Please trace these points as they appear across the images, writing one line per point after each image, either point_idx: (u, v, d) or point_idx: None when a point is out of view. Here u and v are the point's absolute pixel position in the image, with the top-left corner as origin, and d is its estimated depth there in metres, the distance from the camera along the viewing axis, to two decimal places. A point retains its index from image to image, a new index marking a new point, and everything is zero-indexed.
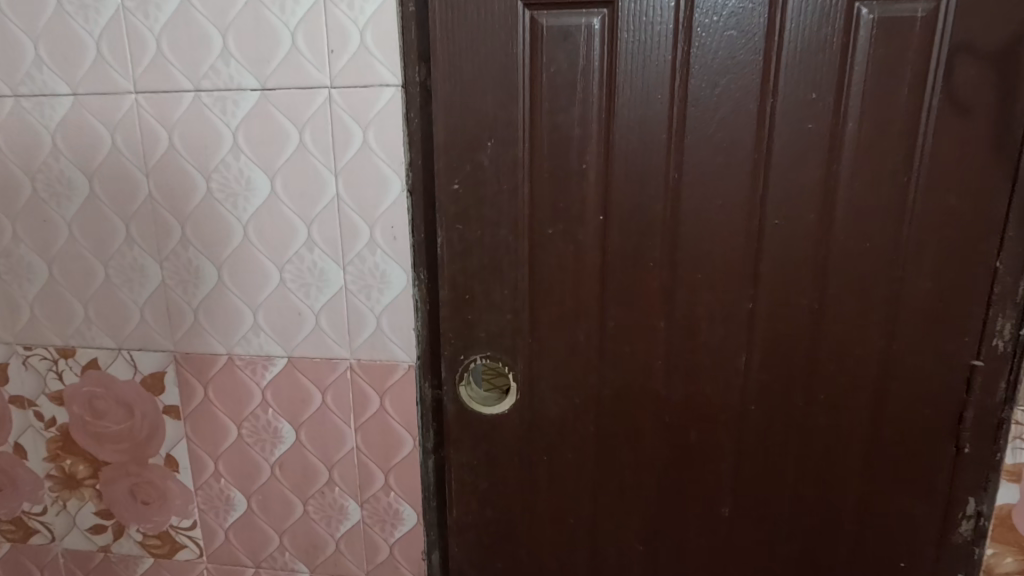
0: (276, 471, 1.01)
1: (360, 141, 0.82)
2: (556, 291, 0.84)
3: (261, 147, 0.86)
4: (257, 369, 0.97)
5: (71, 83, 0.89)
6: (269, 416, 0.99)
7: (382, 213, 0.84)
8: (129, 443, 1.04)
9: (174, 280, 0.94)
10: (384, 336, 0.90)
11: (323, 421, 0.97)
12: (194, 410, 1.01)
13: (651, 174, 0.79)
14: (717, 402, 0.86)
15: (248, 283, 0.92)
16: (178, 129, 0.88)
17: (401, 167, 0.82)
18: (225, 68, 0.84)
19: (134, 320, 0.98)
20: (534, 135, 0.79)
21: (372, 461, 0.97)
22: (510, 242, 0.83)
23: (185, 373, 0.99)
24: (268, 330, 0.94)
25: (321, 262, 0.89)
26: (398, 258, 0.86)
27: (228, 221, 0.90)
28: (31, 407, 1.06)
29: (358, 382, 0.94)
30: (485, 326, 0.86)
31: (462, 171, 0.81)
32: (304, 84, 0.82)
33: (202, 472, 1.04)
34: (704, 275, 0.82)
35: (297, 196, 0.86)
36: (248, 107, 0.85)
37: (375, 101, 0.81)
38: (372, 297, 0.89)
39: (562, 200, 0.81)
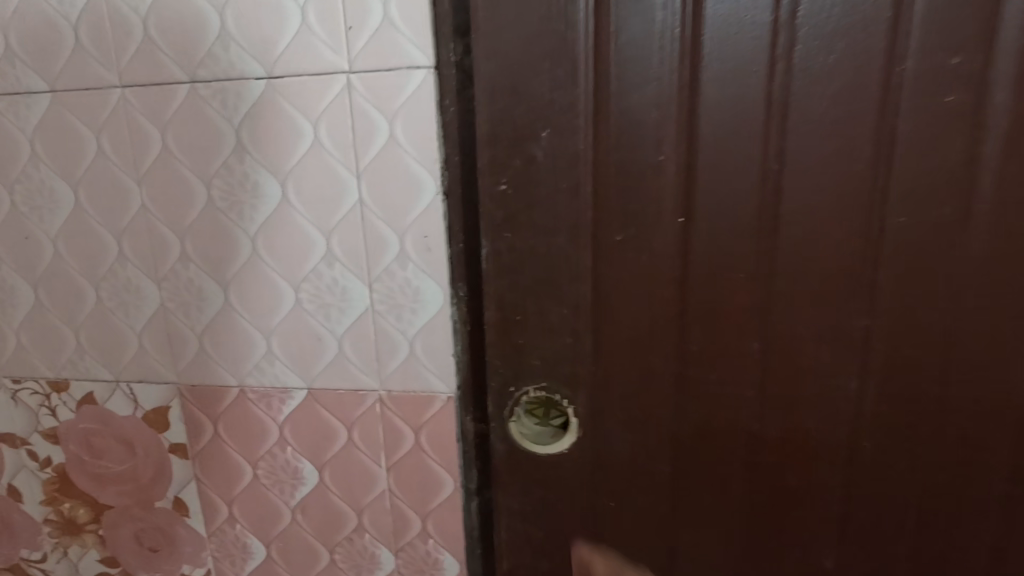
0: (297, 516, 0.88)
1: (386, 135, 0.68)
2: (623, 309, 0.70)
3: (269, 146, 0.72)
4: (271, 404, 0.83)
5: (45, 77, 0.75)
6: (287, 455, 0.85)
7: (413, 220, 0.70)
8: (132, 485, 0.91)
9: (175, 303, 0.80)
10: (418, 365, 0.76)
11: (350, 461, 0.83)
12: (203, 449, 0.88)
13: (744, 164, 0.64)
14: (821, 437, 0.71)
15: (257, 304, 0.78)
16: (172, 128, 0.74)
17: (435, 164, 0.68)
18: (223, 53, 0.70)
19: (132, 350, 0.84)
20: (599, 122, 0.65)
21: (409, 506, 0.82)
22: (570, 251, 0.69)
23: (191, 408, 0.85)
24: (282, 358, 0.80)
25: (342, 278, 0.74)
26: (433, 271, 0.71)
27: (232, 233, 0.76)
28: (24, 445, 0.94)
29: (389, 416, 0.79)
30: (539, 352, 0.73)
31: (510, 168, 0.67)
32: (318, 69, 0.69)
33: (216, 517, 0.91)
34: (809, 287, 0.67)
35: (312, 203, 0.73)
36: (252, 99, 0.71)
37: (403, 87, 0.67)
38: (403, 319, 0.74)
39: (633, 199, 0.66)
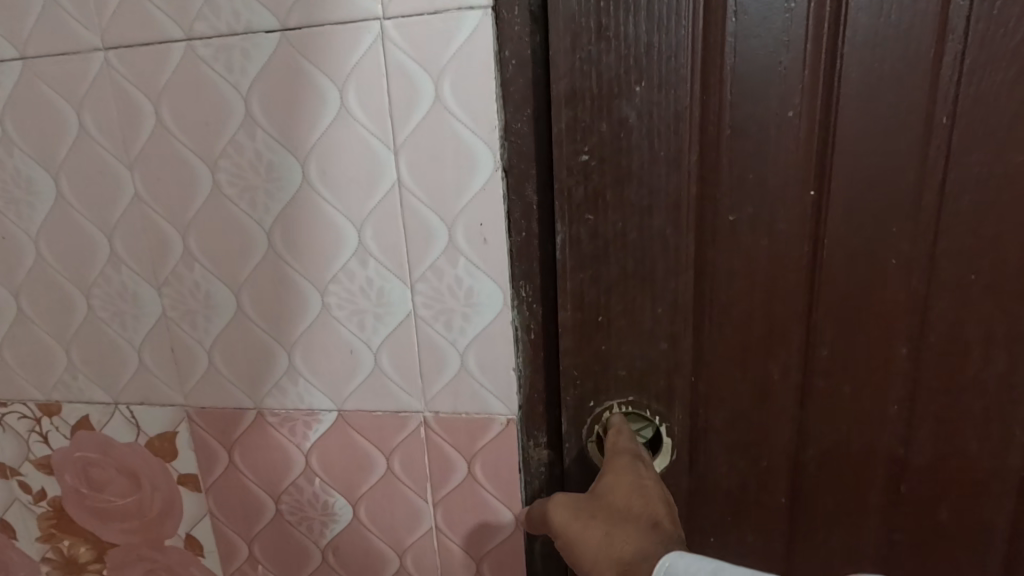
0: (329, 558, 0.72)
1: (431, 99, 0.54)
2: (731, 308, 0.56)
3: (286, 118, 0.58)
4: (295, 429, 0.68)
5: (10, 38, 0.60)
6: (316, 488, 0.69)
7: (465, 206, 0.56)
8: (140, 521, 0.75)
9: (180, 313, 0.66)
10: (472, 381, 0.61)
11: (392, 494, 0.68)
12: (218, 481, 0.71)
13: (902, 119, 0.49)
14: (988, 470, 0.56)
15: (276, 309, 0.64)
16: (166, 99, 0.60)
17: (492, 133, 0.54)
18: (225, 2, 0.56)
19: (132, 368, 0.69)
20: (707, 70, 0.50)
21: (459, 545, 0.68)
22: (668, 237, 0.54)
23: (202, 433, 0.70)
24: (307, 374, 0.65)
25: (379, 278, 0.61)
26: (490, 265, 0.57)
27: (243, 225, 0.62)
28: (13, 476, 0.76)
29: (437, 443, 0.64)
30: (627, 363, 0.58)
31: (593, 132, 0.52)
32: (344, 18, 0.54)
33: (235, 557, 0.74)
34: (988, 277, 0.51)
35: (339, 186, 0.59)
36: (264, 59, 0.57)
37: (452, 37, 0.52)
38: (453, 327, 0.60)
39: (752, 168, 0.52)
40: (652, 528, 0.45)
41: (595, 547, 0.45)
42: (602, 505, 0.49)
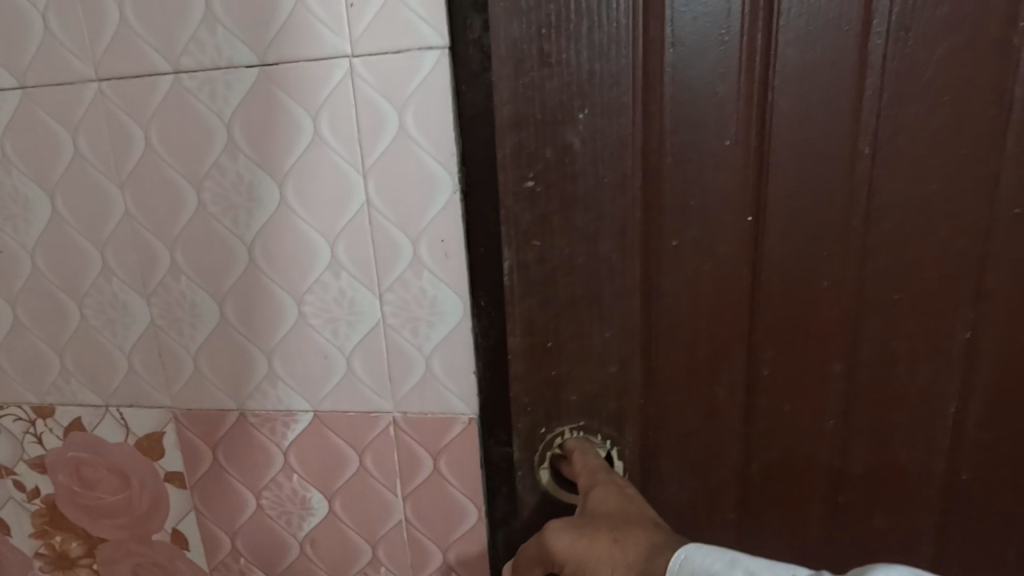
0: (308, 549, 0.75)
1: (396, 127, 0.58)
2: (676, 323, 0.59)
3: (265, 143, 0.63)
4: (275, 429, 0.71)
5: (13, 71, 0.64)
6: (294, 483, 0.73)
7: (429, 223, 0.60)
8: (128, 516, 0.79)
9: (167, 320, 0.70)
10: (437, 384, 0.65)
11: (366, 488, 0.71)
12: (202, 478, 0.75)
13: (831, 147, 0.53)
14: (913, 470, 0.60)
15: (256, 318, 0.68)
16: (155, 125, 0.64)
17: (451, 159, 0.58)
18: (209, 38, 0.60)
19: (121, 372, 0.73)
20: (648, 102, 0.54)
21: (428, 536, 0.71)
22: (613, 259, 0.57)
23: (187, 433, 0.74)
24: (285, 376, 0.69)
25: (351, 288, 0.64)
26: (451, 278, 0.61)
27: (225, 240, 0.66)
28: (9, 475, 0.80)
29: (405, 440, 0.68)
30: (576, 387, 0.60)
31: (540, 162, 0.54)
32: (317, 54, 0.58)
33: (218, 550, 0.78)
34: (913, 294, 0.55)
35: (314, 204, 0.63)
36: (245, 90, 0.61)
37: (415, 72, 0.56)
38: (419, 333, 0.64)
39: (693, 194, 0.56)
40: (655, 525, 0.48)
41: (606, 558, 0.46)
42: (595, 517, 0.50)
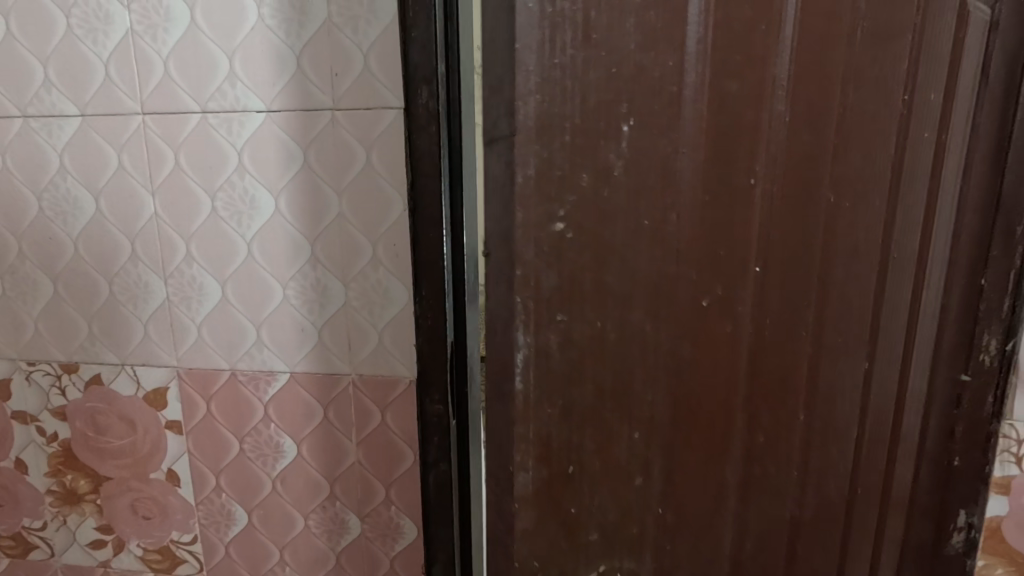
0: (278, 487, 0.72)
1: (363, 160, 0.62)
2: (715, 405, 0.52)
3: (264, 163, 0.63)
4: (258, 385, 0.69)
5: (77, 101, 0.65)
6: (271, 430, 0.70)
7: (387, 228, 0.63)
8: (130, 458, 0.74)
9: (178, 297, 0.68)
10: (388, 358, 0.66)
11: (331, 439, 0.70)
12: (197, 427, 0.71)
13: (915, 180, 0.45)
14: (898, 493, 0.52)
15: (248, 292, 0.67)
16: (184, 151, 0.64)
17: (403, 186, 0.61)
18: (229, 89, 0.62)
19: (137, 338, 0.70)
20: (720, 110, 0.46)
21: (372, 475, 0.70)
22: (648, 330, 0.51)
23: (187, 388, 0.70)
24: (270, 345, 0.68)
25: (325, 277, 0.65)
26: (402, 274, 0.64)
27: (231, 239, 0.66)
28: (31, 421, 0.75)
29: (359, 397, 0.68)
30: (596, 525, 0.56)
31: (572, 192, 0.50)
32: (308, 105, 0.61)
33: (202, 487, 0.73)
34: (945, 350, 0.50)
35: (302, 212, 0.64)
36: (254, 126, 0.62)
37: (379, 121, 0.61)
38: (373, 315, 0.65)
39: (722, 243, 0.49)
40: None
41: None
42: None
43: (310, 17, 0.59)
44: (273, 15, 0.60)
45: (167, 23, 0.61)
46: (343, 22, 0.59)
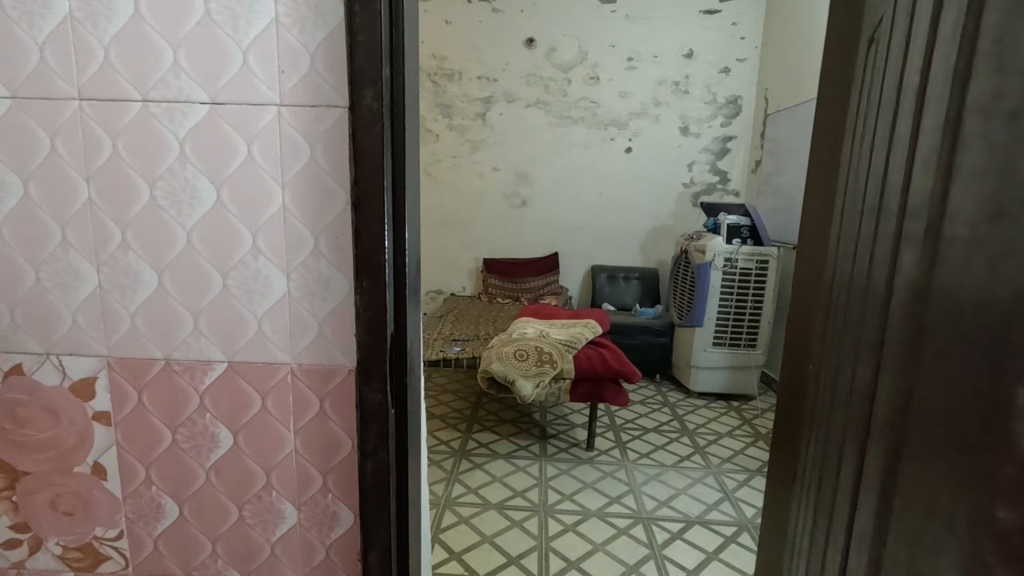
0: (212, 478, 0.72)
1: (308, 155, 0.64)
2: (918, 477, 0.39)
3: (208, 154, 0.64)
4: (194, 375, 0.69)
5: (7, 82, 0.63)
6: (206, 419, 0.70)
7: (330, 221, 0.65)
8: (52, 451, 0.71)
9: (112, 285, 0.67)
10: (328, 348, 0.68)
11: (267, 428, 0.70)
12: (127, 419, 0.70)
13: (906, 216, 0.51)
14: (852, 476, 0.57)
15: (188, 282, 0.67)
16: (123, 139, 0.64)
17: (346, 180, 0.64)
18: (173, 79, 0.63)
19: (65, 327, 0.68)
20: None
21: (310, 463, 0.71)
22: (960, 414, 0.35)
23: (118, 379, 0.69)
24: (209, 334, 0.68)
25: (267, 267, 0.67)
26: (343, 266, 0.66)
27: (170, 228, 0.66)
28: None
29: (299, 386, 0.69)
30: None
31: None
32: (253, 99, 0.63)
33: (132, 480, 0.72)
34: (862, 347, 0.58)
35: (246, 204, 0.65)
36: (198, 117, 0.64)
37: (324, 118, 0.63)
38: (316, 306, 0.67)
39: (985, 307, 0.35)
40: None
41: None
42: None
43: (258, 15, 0.61)
44: (220, 11, 0.61)
45: (109, 12, 0.62)
46: (291, 22, 0.61)
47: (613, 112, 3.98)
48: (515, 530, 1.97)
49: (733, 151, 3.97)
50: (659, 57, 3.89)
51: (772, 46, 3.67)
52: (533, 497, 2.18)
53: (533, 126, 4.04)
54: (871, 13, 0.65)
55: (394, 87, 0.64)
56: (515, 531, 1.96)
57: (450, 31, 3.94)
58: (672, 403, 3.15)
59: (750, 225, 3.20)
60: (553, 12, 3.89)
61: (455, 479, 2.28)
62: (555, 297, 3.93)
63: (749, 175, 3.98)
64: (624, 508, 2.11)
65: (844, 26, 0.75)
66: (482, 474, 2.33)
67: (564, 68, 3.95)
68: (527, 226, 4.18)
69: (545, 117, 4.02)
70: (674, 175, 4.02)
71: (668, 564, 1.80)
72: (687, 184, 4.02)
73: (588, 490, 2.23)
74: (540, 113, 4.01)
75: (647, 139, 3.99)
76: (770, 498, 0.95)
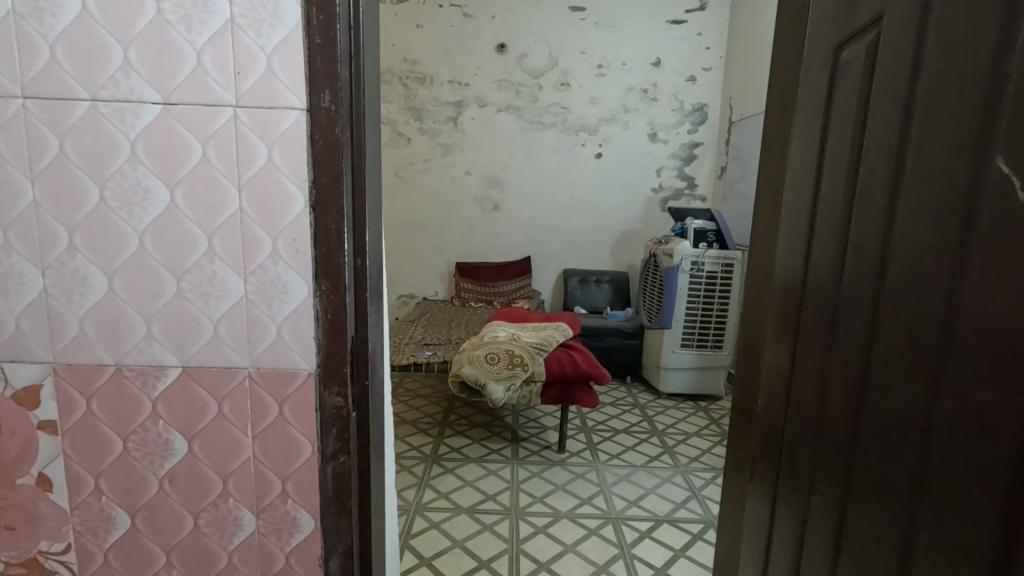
0: (166, 486, 0.70)
1: (264, 157, 0.63)
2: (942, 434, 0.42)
3: (161, 156, 0.63)
4: (147, 381, 0.68)
5: None
6: (160, 427, 0.69)
7: (287, 224, 0.65)
8: None
9: (58, 289, 0.65)
10: (287, 352, 0.67)
11: (224, 433, 0.69)
12: (75, 427, 0.68)
13: (873, 211, 0.52)
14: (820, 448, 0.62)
15: (141, 286, 0.66)
16: (69, 139, 0.62)
17: (304, 182, 0.64)
18: (123, 79, 0.61)
19: (6, 333, 0.66)
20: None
21: (268, 468, 0.70)
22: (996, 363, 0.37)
23: (65, 386, 0.67)
24: (162, 339, 0.67)
25: (222, 270, 0.66)
26: (302, 269, 0.66)
27: (120, 230, 0.64)
28: None
29: (257, 390, 0.68)
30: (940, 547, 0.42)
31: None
32: (207, 100, 0.62)
33: (80, 492, 0.70)
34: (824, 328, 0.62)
35: (201, 206, 0.64)
36: (150, 118, 0.62)
37: (280, 120, 0.63)
38: (274, 309, 0.67)
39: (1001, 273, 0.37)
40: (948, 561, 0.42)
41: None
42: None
43: (213, 15, 0.61)
44: (173, 11, 0.60)
45: (55, 9, 0.60)
46: (248, 24, 0.61)
47: (584, 118, 4.03)
48: (485, 533, 1.96)
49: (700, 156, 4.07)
50: (628, 65, 3.97)
51: (735, 55, 3.79)
52: (505, 500, 2.18)
53: (505, 131, 4.06)
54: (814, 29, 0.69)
55: (354, 90, 0.64)
56: (486, 535, 1.96)
57: (420, 34, 3.93)
58: (642, 403, 3.21)
59: (716, 229, 3.22)
60: (524, 18, 3.93)
61: (425, 485, 2.26)
62: (527, 300, 3.95)
63: (715, 180, 4.09)
64: (594, 509, 2.14)
65: (789, 40, 0.79)
66: (453, 479, 2.32)
67: (535, 73, 3.98)
68: (499, 230, 4.19)
69: (516, 122, 4.05)
70: (643, 180, 4.10)
71: (636, 563, 1.83)
72: (656, 188, 4.11)
73: (559, 492, 2.25)
74: (512, 118, 4.04)
75: (617, 144, 4.06)
76: (727, 493, 0.98)
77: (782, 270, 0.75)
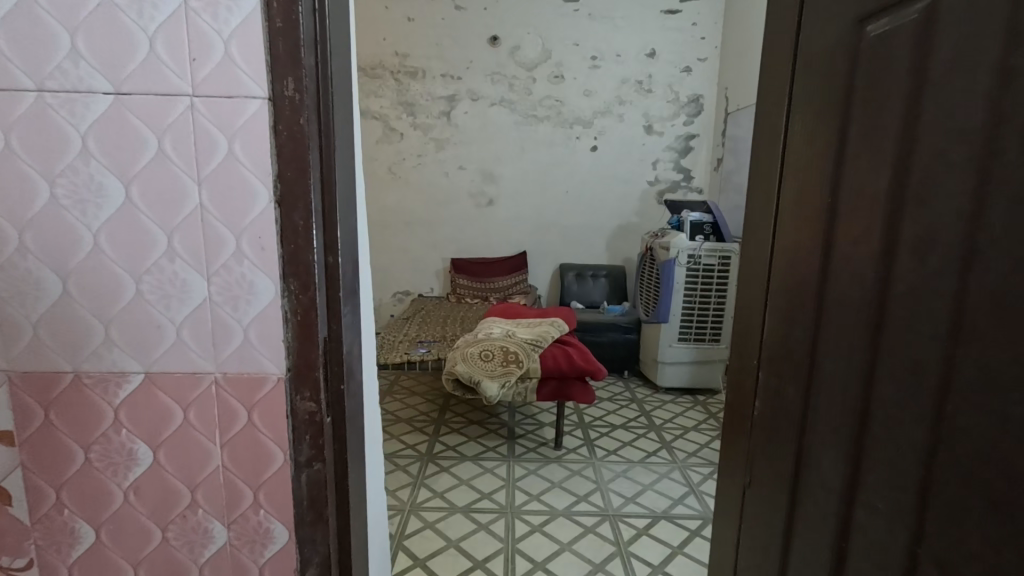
0: (132, 498, 0.67)
1: (224, 150, 0.60)
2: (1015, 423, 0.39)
3: (116, 150, 0.59)
4: (109, 389, 0.64)
5: None
6: (123, 436, 0.65)
7: (250, 220, 0.61)
8: None
9: (9, 292, 0.62)
10: (255, 356, 0.64)
11: (190, 442, 0.66)
12: (33, 437, 0.65)
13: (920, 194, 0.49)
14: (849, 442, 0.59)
15: (98, 288, 0.62)
16: (16, 134, 0.58)
17: (268, 176, 0.60)
18: (72, 67, 0.57)
19: None
20: None
21: (239, 477, 0.67)
22: None
23: (21, 395, 0.64)
24: (122, 344, 0.63)
25: (183, 269, 0.62)
26: (267, 268, 0.62)
27: (74, 229, 0.61)
28: None
29: (225, 396, 0.65)
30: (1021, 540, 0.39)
31: None
32: (161, 90, 0.58)
33: (41, 505, 0.66)
34: (849, 320, 0.59)
35: (159, 202, 0.61)
36: (102, 109, 0.58)
37: (239, 111, 0.59)
38: (240, 310, 0.63)
39: None
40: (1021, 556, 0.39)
41: None
42: None
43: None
44: None
45: None
46: (203, 8, 0.57)
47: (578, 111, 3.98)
48: (481, 533, 1.94)
49: (696, 149, 4.04)
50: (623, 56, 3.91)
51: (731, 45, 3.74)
52: (500, 499, 2.15)
53: (498, 125, 4.02)
54: (829, 5, 0.65)
55: (321, 79, 0.60)
56: (481, 535, 1.93)
57: (412, 28, 3.87)
58: (640, 399, 3.18)
59: (712, 221, 3.20)
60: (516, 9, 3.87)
61: (421, 484, 2.24)
62: (523, 295, 3.92)
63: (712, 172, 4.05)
64: (592, 506, 2.11)
65: (784, 22, 0.75)
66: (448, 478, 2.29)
67: (529, 66, 3.93)
68: (494, 226, 4.15)
69: (510, 115, 4.00)
70: (639, 173, 4.06)
71: (634, 561, 1.80)
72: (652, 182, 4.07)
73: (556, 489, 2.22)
74: (506, 112, 3.99)
75: (612, 137, 4.02)
76: (723, 493, 0.95)
77: (794, 261, 0.71)
